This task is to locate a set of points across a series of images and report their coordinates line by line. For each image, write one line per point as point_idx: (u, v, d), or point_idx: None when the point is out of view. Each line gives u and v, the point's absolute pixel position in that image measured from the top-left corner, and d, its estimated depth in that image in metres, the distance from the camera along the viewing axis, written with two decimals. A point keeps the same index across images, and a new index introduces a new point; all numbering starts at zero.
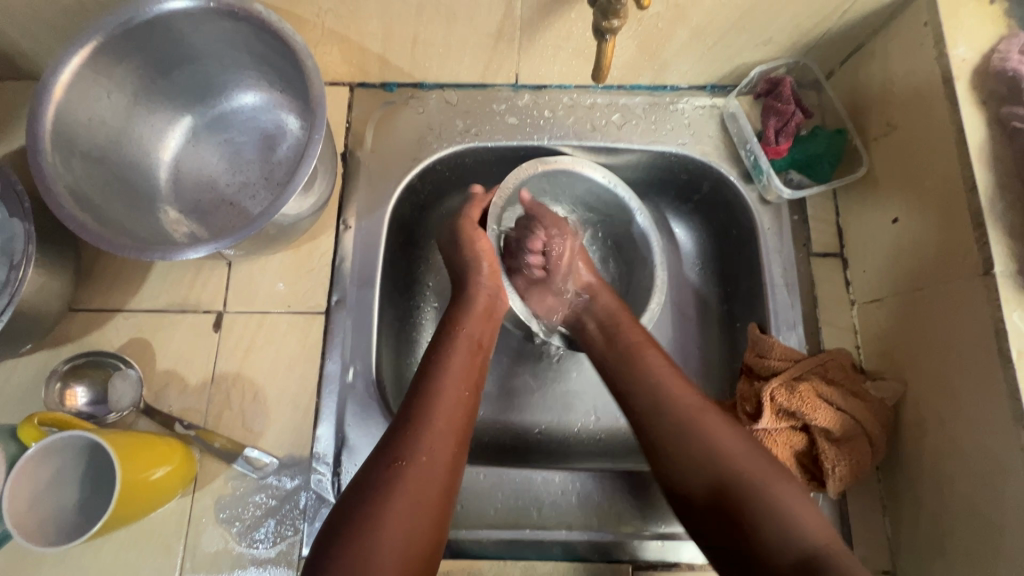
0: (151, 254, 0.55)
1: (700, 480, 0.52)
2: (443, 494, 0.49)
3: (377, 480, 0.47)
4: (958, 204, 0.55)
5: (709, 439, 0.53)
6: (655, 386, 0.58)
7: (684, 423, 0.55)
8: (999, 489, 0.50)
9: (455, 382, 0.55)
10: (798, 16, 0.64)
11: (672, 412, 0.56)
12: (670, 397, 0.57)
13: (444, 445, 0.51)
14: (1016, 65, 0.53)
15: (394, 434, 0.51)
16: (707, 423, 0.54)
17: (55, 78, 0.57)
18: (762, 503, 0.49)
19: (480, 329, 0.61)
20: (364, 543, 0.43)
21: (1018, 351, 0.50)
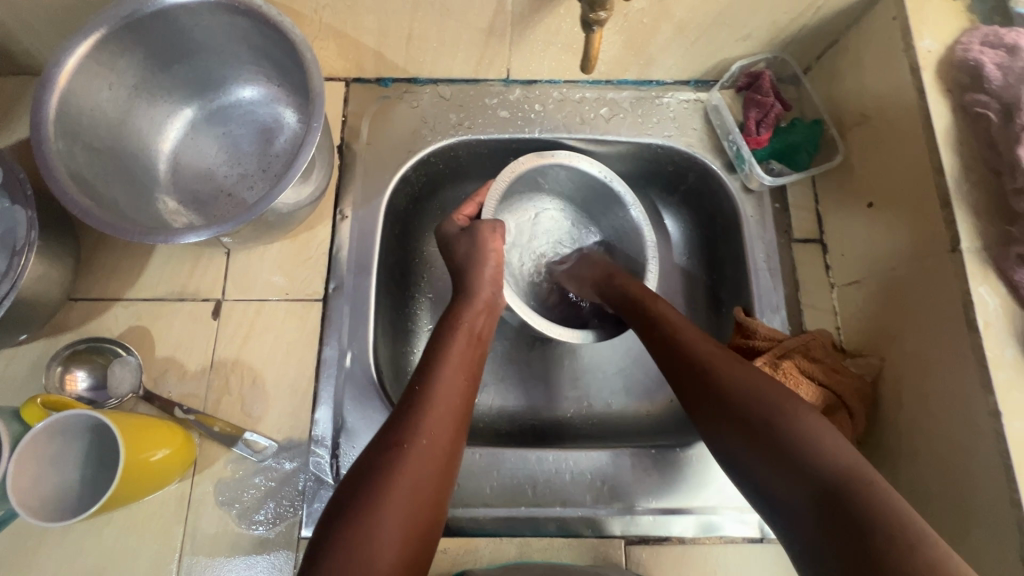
0: (153, 239, 0.57)
1: (727, 424, 0.50)
2: (444, 476, 0.49)
3: (379, 463, 0.47)
4: (927, 186, 0.59)
5: (733, 380, 0.52)
6: (681, 338, 0.58)
7: (708, 368, 0.54)
8: (969, 454, 0.53)
9: (456, 372, 0.56)
10: (774, 12, 0.67)
11: (692, 358, 0.56)
12: (695, 347, 0.57)
13: (445, 431, 0.51)
14: (976, 55, 0.57)
15: (399, 418, 0.51)
16: (731, 366, 0.53)
17: (59, 67, 0.58)
18: (785, 440, 0.46)
19: (479, 322, 0.62)
20: (362, 523, 0.43)
21: (984, 321, 0.53)
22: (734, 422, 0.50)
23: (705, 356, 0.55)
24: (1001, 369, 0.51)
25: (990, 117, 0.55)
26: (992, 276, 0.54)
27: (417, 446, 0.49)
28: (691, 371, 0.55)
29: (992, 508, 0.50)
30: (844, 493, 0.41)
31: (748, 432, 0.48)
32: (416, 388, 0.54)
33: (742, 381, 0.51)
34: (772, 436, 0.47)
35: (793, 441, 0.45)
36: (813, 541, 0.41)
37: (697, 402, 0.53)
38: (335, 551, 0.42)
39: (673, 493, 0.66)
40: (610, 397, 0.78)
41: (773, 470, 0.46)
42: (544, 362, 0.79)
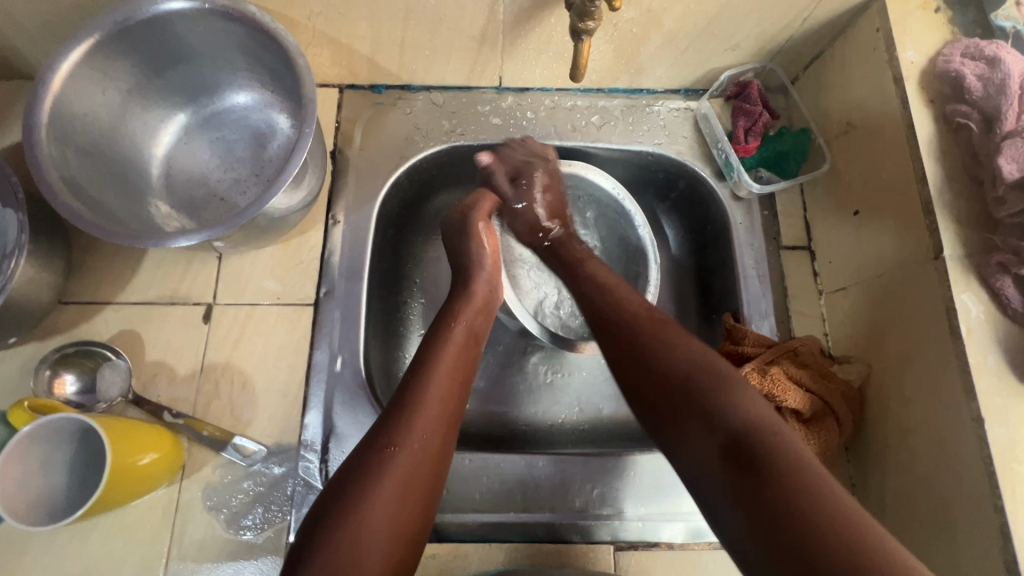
0: (143, 242, 0.57)
1: (646, 387, 0.50)
2: (434, 477, 0.49)
3: (370, 464, 0.46)
4: (910, 194, 0.59)
5: (656, 346, 0.51)
6: (609, 303, 0.58)
7: (629, 333, 0.54)
8: (953, 459, 0.53)
9: (447, 368, 0.55)
10: (762, 23, 0.68)
11: (613, 329, 0.55)
12: (623, 313, 0.56)
13: (434, 429, 0.50)
14: (957, 67, 0.58)
15: (390, 417, 0.50)
16: (654, 331, 0.53)
17: (52, 72, 0.59)
18: (698, 405, 0.46)
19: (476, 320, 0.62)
20: (350, 527, 0.43)
21: (966, 328, 0.54)
22: (654, 389, 0.49)
23: (631, 327, 0.54)
24: (984, 375, 0.52)
25: (971, 128, 0.56)
26: (974, 283, 0.55)
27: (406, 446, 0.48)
28: (613, 335, 0.55)
29: (974, 513, 0.51)
30: (756, 451, 0.41)
31: (670, 399, 0.48)
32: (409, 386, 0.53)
33: (665, 350, 0.51)
34: (690, 399, 0.47)
35: (706, 405, 0.46)
36: (734, 511, 0.40)
37: (622, 370, 0.52)
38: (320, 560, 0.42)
39: (661, 499, 0.66)
40: (600, 403, 0.78)
41: (693, 441, 0.45)
42: (535, 368, 0.79)
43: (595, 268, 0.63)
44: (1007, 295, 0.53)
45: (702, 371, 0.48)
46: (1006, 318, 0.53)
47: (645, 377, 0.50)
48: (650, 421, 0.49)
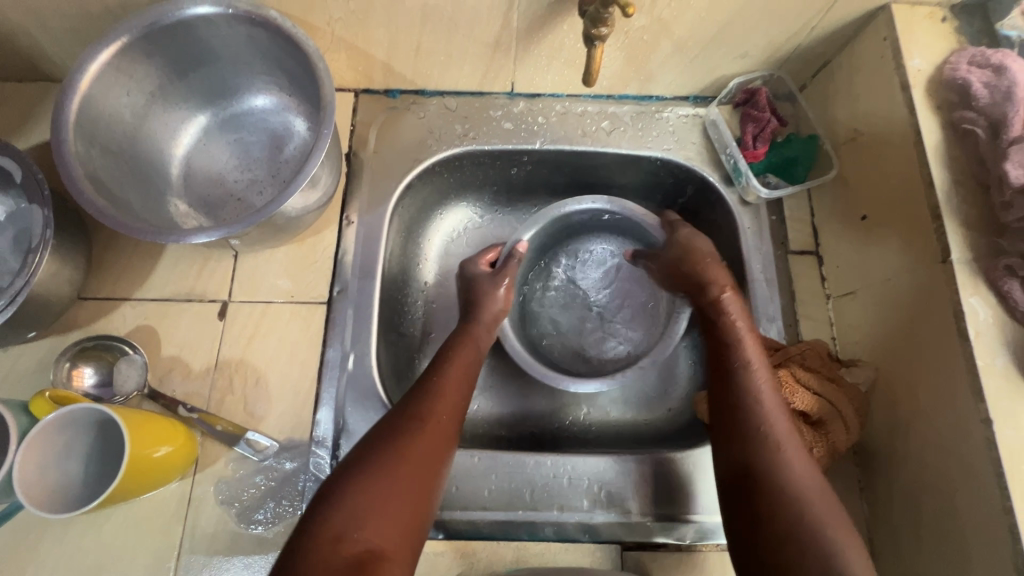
0: (164, 238, 0.58)
1: (772, 506, 0.50)
2: (446, 455, 0.55)
3: (395, 431, 0.54)
4: (918, 198, 0.60)
5: (794, 475, 0.51)
6: (765, 417, 0.55)
7: (776, 453, 0.53)
8: (962, 461, 0.53)
9: (457, 364, 0.64)
10: (770, 31, 0.70)
11: (761, 447, 0.53)
12: (772, 429, 0.54)
13: (446, 417, 0.58)
14: (964, 75, 0.59)
15: (409, 400, 0.58)
16: (799, 460, 0.52)
17: (81, 73, 0.61)
18: (819, 547, 0.47)
19: (484, 321, 0.69)
20: (376, 476, 0.50)
21: (975, 331, 0.54)
22: (783, 516, 0.49)
23: (781, 452, 0.53)
24: (993, 377, 0.52)
25: (978, 133, 0.57)
26: (982, 287, 0.55)
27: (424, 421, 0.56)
28: (753, 447, 0.54)
29: (983, 515, 0.51)
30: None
31: (792, 534, 0.48)
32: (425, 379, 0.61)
33: (804, 480, 0.51)
34: (811, 535, 0.48)
35: (825, 542, 0.47)
36: None
37: (746, 479, 0.53)
38: (349, 502, 0.48)
39: (670, 501, 0.66)
40: (608, 406, 0.78)
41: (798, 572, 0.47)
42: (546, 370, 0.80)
43: (758, 367, 0.59)
44: (1015, 298, 0.53)
45: (812, 517, 0.49)
46: (1014, 321, 0.54)
47: (774, 499, 0.50)
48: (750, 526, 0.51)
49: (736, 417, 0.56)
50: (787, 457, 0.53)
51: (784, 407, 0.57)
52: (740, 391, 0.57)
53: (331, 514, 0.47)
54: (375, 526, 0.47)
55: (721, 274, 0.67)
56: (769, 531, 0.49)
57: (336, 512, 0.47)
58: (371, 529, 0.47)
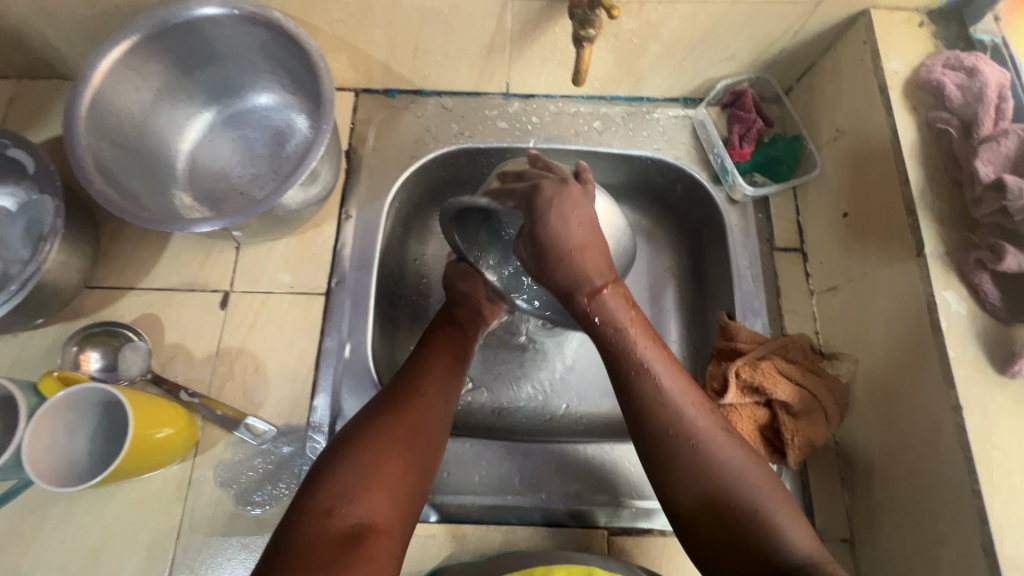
0: (168, 227, 0.61)
1: (706, 505, 0.49)
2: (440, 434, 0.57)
3: (387, 408, 0.56)
4: (895, 196, 0.62)
5: (721, 464, 0.49)
6: (672, 410, 0.51)
7: (692, 447, 0.50)
8: (934, 448, 0.55)
9: (446, 349, 0.66)
10: (755, 35, 0.72)
11: (674, 444, 0.50)
12: (682, 420, 0.51)
13: (438, 398, 0.59)
14: (938, 77, 0.62)
15: (401, 380, 0.60)
16: (713, 442, 0.50)
17: (93, 70, 0.64)
18: (766, 532, 0.47)
19: (459, 313, 0.71)
20: (367, 448, 0.52)
21: (947, 322, 0.56)
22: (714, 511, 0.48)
23: (693, 444, 0.50)
24: (963, 366, 0.55)
25: (951, 133, 0.60)
26: (954, 280, 0.57)
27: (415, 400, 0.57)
28: (668, 446, 0.50)
29: (953, 498, 0.53)
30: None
31: (725, 523, 0.48)
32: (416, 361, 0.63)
33: (732, 469, 0.49)
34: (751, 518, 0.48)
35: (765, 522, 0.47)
36: None
37: (671, 483, 0.50)
38: (340, 477, 0.50)
39: (656, 488, 0.68)
40: (598, 397, 0.80)
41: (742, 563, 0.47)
42: (537, 362, 0.82)
43: (655, 362, 0.53)
44: (986, 290, 0.55)
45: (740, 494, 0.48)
46: (985, 313, 0.56)
47: (703, 493, 0.49)
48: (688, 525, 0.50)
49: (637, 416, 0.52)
50: (705, 445, 0.50)
51: (693, 393, 0.53)
52: (643, 391, 0.52)
53: (320, 490, 0.49)
54: (364, 500, 0.49)
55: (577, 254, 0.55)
56: (708, 526, 0.49)
57: (326, 488, 0.49)
58: (361, 502, 0.49)
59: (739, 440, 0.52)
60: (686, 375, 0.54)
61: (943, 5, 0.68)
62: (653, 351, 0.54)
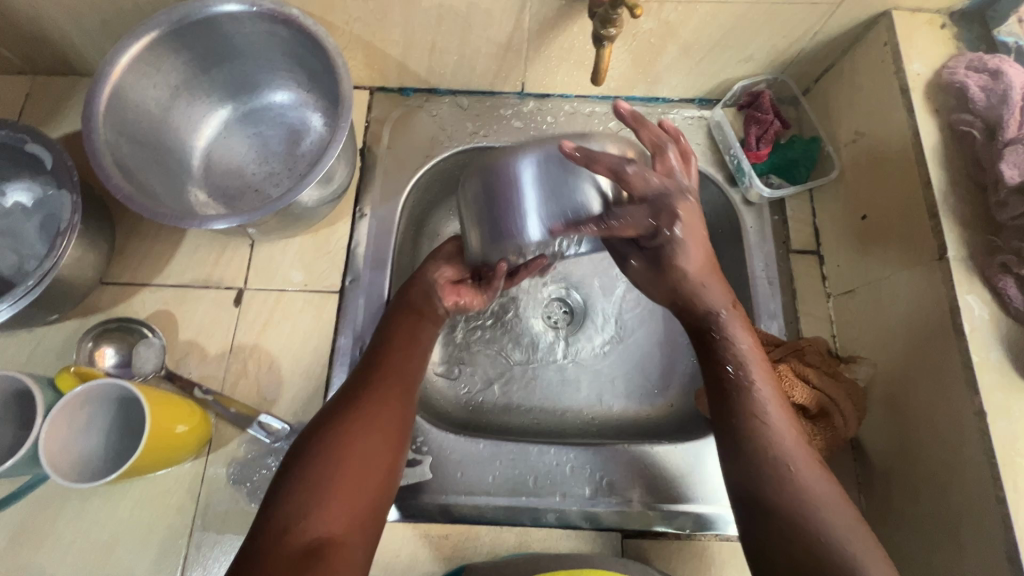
0: (186, 223, 0.61)
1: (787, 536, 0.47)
2: (402, 432, 0.53)
3: (340, 411, 0.52)
4: (916, 198, 0.62)
5: (812, 498, 0.47)
6: (770, 432, 0.50)
7: (783, 475, 0.48)
8: (958, 454, 0.55)
9: (404, 333, 0.60)
10: (774, 36, 0.72)
11: (767, 466, 0.49)
12: (780, 445, 0.50)
13: (398, 393, 0.55)
14: (962, 79, 0.61)
15: (356, 378, 0.56)
16: (808, 475, 0.48)
17: (112, 65, 0.64)
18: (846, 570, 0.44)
19: (414, 294, 0.63)
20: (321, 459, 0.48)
21: (970, 326, 0.56)
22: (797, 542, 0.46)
23: (789, 469, 0.48)
24: (987, 370, 0.54)
25: (974, 135, 0.59)
26: (978, 284, 0.57)
27: (371, 399, 0.53)
28: (762, 471, 0.49)
29: (976, 505, 0.52)
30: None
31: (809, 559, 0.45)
32: (374, 353, 0.58)
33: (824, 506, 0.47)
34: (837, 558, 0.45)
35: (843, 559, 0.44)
36: None
37: (755, 509, 0.49)
38: (292, 493, 0.46)
39: (669, 490, 0.67)
40: (611, 399, 0.80)
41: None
42: (549, 363, 0.81)
43: (760, 383, 0.53)
44: (1010, 294, 0.55)
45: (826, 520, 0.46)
46: (1008, 317, 0.56)
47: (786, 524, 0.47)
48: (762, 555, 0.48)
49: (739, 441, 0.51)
50: (801, 474, 0.48)
51: (792, 423, 0.51)
52: (742, 407, 0.52)
53: (274, 510, 0.46)
54: (319, 515, 0.45)
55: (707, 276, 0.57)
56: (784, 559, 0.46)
57: (280, 507, 0.46)
58: (317, 518, 0.45)
59: (835, 482, 0.49)
60: (790, 406, 0.53)
61: (964, 7, 0.68)
62: (761, 372, 0.54)
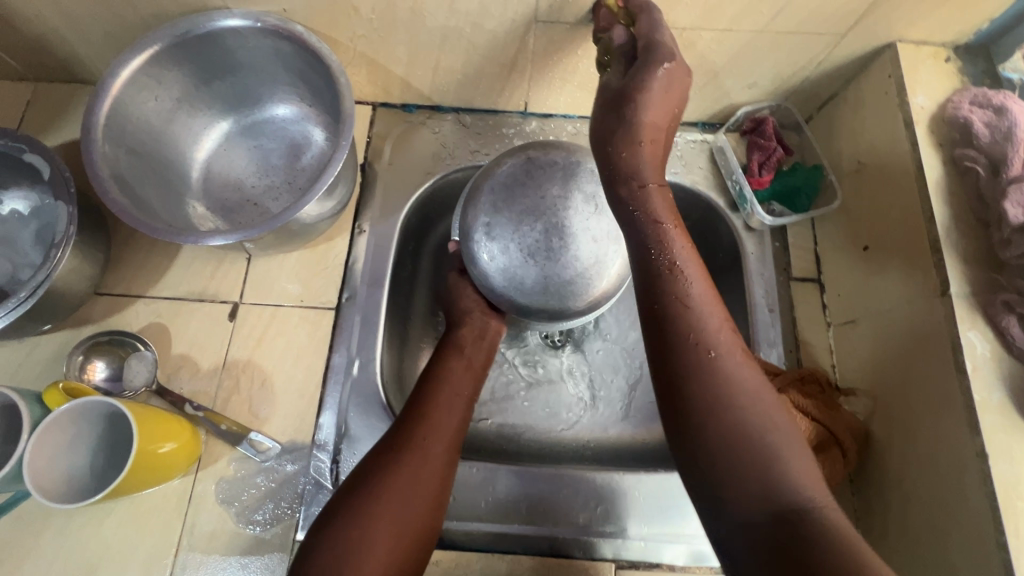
0: (182, 239, 0.60)
1: (712, 423, 0.47)
2: (440, 489, 0.56)
3: (379, 466, 0.55)
4: (919, 232, 0.61)
5: (734, 379, 0.49)
6: (697, 315, 0.51)
7: (713, 349, 0.50)
8: (960, 495, 0.54)
9: (448, 384, 0.63)
10: (779, 65, 0.72)
11: (685, 355, 0.50)
12: (703, 328, 0.50)
13: (441, 446, 0.58)
14: (966, 114, 0.61)
15: (401, 426, 0.59)
16: (731, 359, 0.50)
17: (113, 78, 0.64)
18: (763, 463, 0.45)
19: (466, 336, 0.69)
20: (360, 513, 0.52)
21: (972, 365, 0.55)
22: (713, 433, 0.47)
23: (710, 354, 0.49)
24: (989, 411, 0.53)
25: (978, 171, 0.59)
26: (980, 321, 0.56)
27: (412, 456, 0.56)
28: (690, 354, 0.50)
29: (976, 549, 0.52)
30: (798, 522, 0.43)
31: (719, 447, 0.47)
32: (416, 404, 0.61)
33: (757, 399, 0.48)
34: (761, 453, 0.46)
35: (749, 459, 0.46)
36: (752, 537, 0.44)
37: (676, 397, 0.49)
38: (331, 544, 0.50)
39: (664, 520, 0.66)
40: (607, 423, 0.79)
41: (731, 491, 0.46)
42: (542, 386, 0.80)
43: (686, 264, 0.53)
44: (1013, 334, 0.54)
45: (752, 421, 0.47)
46: (1011, 356, 0.55)
47: (711, 408, 0.48)
48: (687, 456, 0.48)
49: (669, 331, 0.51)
50: (723, 364, 0.49)
51: (715, 303, 0.53)
52: (670, 291, 0.52)
53: (316, 556, 0.50)
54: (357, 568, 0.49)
55: (639, 136, 0.55)
56: (701, 454, 0.47)
57: (320, 555, 0.49)
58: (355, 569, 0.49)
59: (755, 364, 0.51)
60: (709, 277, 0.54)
61: (970, 41, 0.68)
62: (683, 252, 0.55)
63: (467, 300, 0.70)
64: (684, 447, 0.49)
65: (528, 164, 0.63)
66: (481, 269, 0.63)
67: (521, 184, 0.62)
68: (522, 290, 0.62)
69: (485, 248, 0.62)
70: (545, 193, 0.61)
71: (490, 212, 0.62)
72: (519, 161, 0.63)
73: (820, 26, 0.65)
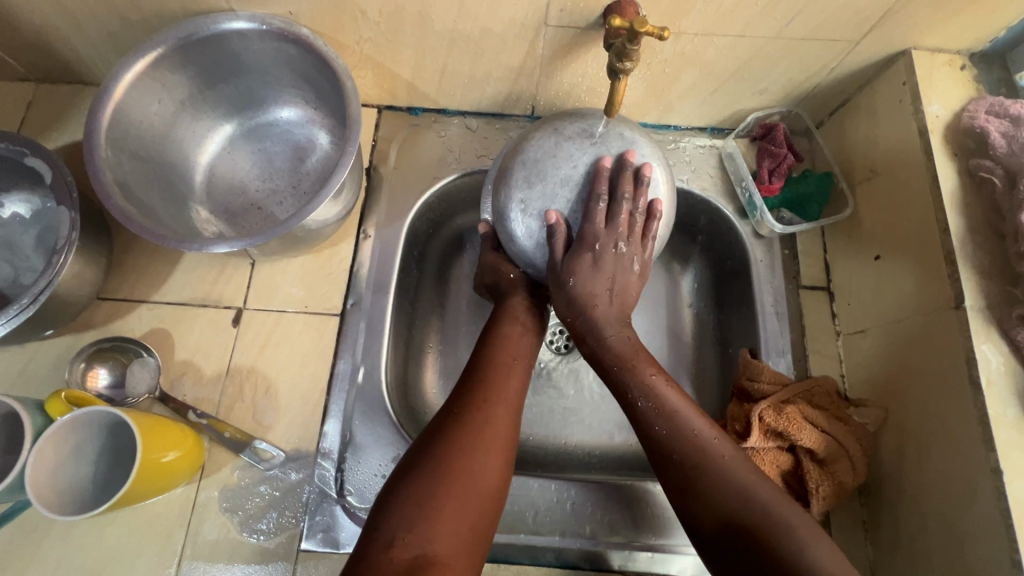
0: (187, 246, 0.60)
1: (728, 518, 0.50)
2: (507, 451, 0.56)
3: (442, 431, 0.55)
4: (932, 243, 0.61)
5: (728, 474, 0.52)
6: (680, 421, 0.56)
7: (702, 466, 0.53)
8: (975, 512, 0.53)
9: (505, 349, 0.64)
10: (790, 71, 0.71)
11: (682, 449, 0.54)
12: (682, 430, 0.55)
13: (502, 410, 0.58)
14: (982, 123, 0.61)
15: (460, 394, 0.59)
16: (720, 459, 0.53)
17: (116, 81, 0.64)
18: (782, 553, 0.47)
19: (519, 305, 0.67)
20: (426, 475, 0.51)
21: (986, 379, 0.54)
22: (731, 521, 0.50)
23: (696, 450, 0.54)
24: (1004, 427, 0.53)
25: (994, 182, 0.58)
26: (994, 334, 0.56)
27: (473, 418, 0.56)
28: (687, 457, 0.54)
29: (990, 566, 0.51)
30: None
31: (744, 531, 0.49)
32: (474, 372, 0.61)
33: (761, 498, 0.51)
34: (780, 543, 0.48)
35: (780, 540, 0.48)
36: None
37: (688, 497, 0.53)
38: (399, 506, 0.49)
39: (671, 532, 0.66)
40: (614, 430, 0.78)
41: None
42: (549, 393, 0.79)
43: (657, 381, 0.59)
44: None
45: (759, 509, 0.50)
46: None
47: (721, 502, 0.51)
48: (729, 553, 0.50)
49: (664, 437, 0.56)
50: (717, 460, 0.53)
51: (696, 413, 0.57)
52: (637, 381, 0.59)
53: (381, 520, 0.49)
54: (425, 529, 0.47)
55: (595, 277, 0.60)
56: (734, 549, 0.50)
57: (387, 519, 0.48)
58: (420, 534, 0.47)
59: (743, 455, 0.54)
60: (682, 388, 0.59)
61: (984, 49, 0.67)
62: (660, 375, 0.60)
63: (512, 273, 0.69)
64: (716, 546, 0.51)
65: (557, 135, 0.60)
66: (520, 246, 0.62)
67: (552, 157, 0.59)
68: (563, 258, 0.61)
69: (524, 224, 0.61)
70: (589, 164, 0.59)
71: (524, 188, 0.60)
72: (547, 133, 0.61)
73: (834, 33, 0.64)
